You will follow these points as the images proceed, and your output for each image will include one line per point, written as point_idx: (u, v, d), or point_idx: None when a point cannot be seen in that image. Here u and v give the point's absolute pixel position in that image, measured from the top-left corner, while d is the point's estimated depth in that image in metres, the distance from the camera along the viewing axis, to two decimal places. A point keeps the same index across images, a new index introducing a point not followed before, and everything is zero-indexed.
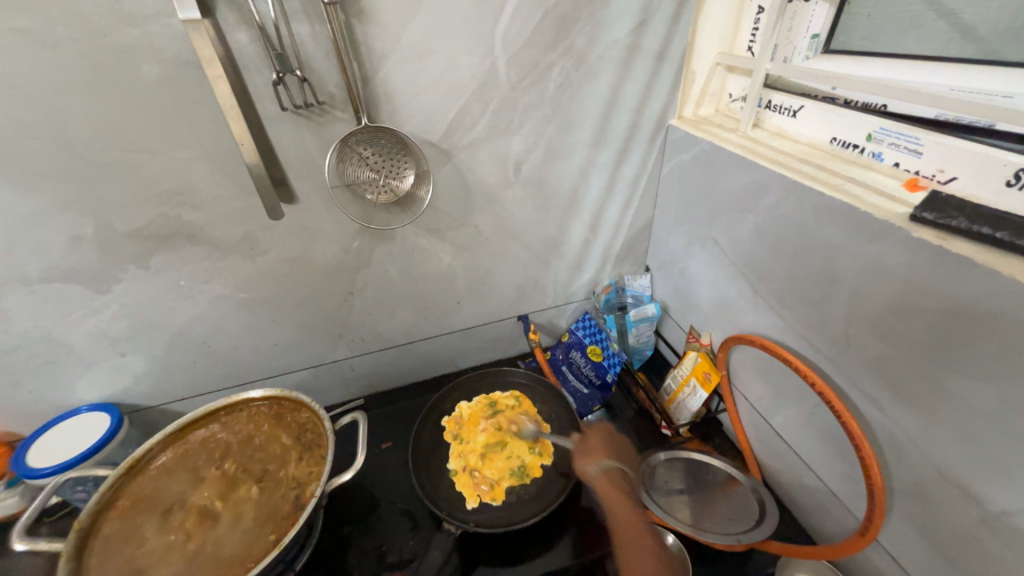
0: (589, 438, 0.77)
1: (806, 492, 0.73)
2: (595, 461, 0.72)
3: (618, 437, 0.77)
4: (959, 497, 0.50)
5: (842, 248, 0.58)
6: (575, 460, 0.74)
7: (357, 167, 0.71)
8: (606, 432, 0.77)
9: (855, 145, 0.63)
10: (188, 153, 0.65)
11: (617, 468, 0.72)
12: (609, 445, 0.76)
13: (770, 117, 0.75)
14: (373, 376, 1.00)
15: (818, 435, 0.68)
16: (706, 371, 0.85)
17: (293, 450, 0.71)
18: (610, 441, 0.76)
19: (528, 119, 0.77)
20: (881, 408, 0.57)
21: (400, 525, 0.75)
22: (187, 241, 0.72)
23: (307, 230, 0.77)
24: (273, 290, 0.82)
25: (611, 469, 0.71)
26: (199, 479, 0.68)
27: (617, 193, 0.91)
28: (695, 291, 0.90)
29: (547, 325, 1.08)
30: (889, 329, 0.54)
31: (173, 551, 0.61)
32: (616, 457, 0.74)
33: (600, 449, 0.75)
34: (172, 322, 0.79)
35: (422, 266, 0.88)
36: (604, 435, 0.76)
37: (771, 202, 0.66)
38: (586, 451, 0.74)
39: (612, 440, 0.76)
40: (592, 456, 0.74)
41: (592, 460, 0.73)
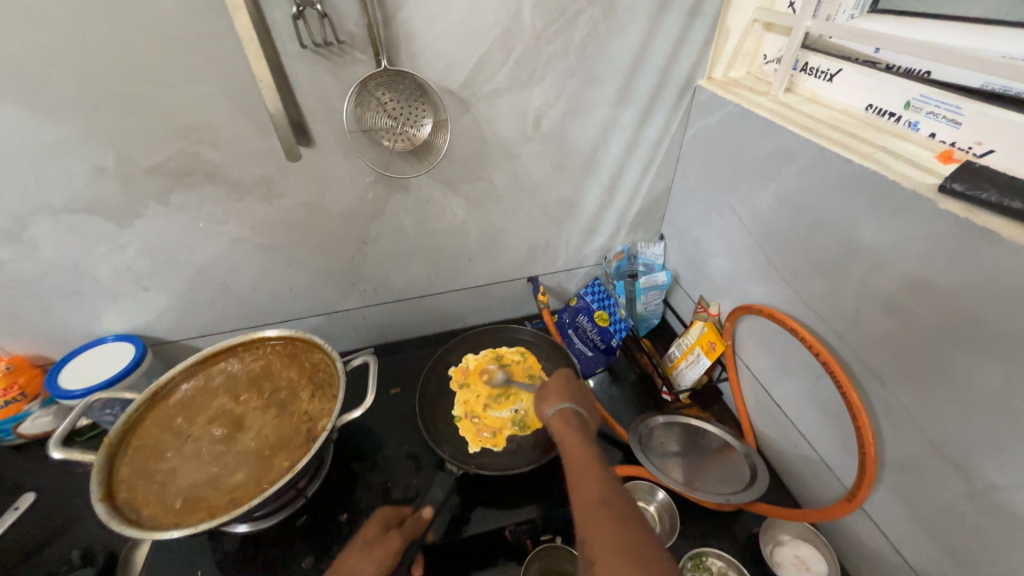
0: (548, 382, 0.74)
1: (798, 461, 0.75)
2: (551, 404, 0.69)
3: (570, 381, 0.73)
4: (949, 469, 0.51)
5: (864, 220, 0.56)
6: (536, 405, 0.71)
7: (375, 113, 0.71)
8: (564, 376, 0.74)
9: (891, 113, 0.61)
10: (207, 88, 0.65)
11: (571, 408, 0.68)
12: (566, 387, 0.72)
13: (804, 81, 0.72)
14: (383, 327, 1.02)
15: (817, 406, 0.69)
16: (712, 341, 0.84)
17: (306, 387, 0.74)
18: (559, 384, 0.73)
19: (551, 71, 0.75)
20: (883, 381, 0.57)
21: (404, 464, 0.79)
22: (207, 180, 0.73)
23: (323, 175, 0.77)
24: (289, 235, 0.83)
25: (566, 409, 0.68)
26: (218, 408, 0.72)
27: (637, 156, 0.89)
28: (708, 261, 0.89)
29: (557, 288, 1.09)
30: (901, 303, 0.53)
31: (195, 470, 0.66)
32: (573, 398, 0.70)
33: (555, 392, 0.71)
34: (192, 260, 0.81)
35: (436, 220, 0.88)
36: (559, 380, 0.73)
37: (795, 170, 0.65)
38: (544, 396, 0.72)
39: (563, 381, 0.73)
40: (548, 399, 0.71)
41: (548, 404, 0.70)
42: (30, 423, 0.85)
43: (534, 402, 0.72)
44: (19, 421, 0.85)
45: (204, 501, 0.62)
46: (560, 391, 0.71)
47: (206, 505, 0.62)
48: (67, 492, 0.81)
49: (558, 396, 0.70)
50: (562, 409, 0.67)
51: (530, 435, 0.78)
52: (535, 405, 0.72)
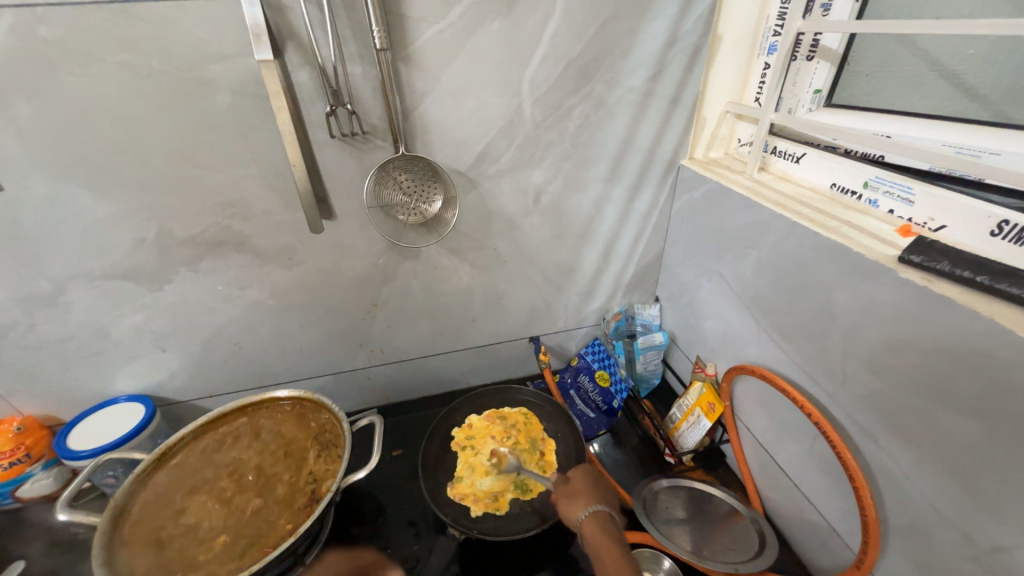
0: (575, 480, 0.70)
1: (807, 528, 0.74)
2: (582, 507, 0.65)
3: (597, 475, 0.70)
4: (951, 532, 0.52)
5: (838, 286, 0.61)
6: (564, 508, 0.66)
7: (391, 190, 0.79)
8: (594, 475, 0.71)
9: (853, 191, 0.68)
10: (245, 171, 0.73)
11: (604, 509, 0.64)
12: (596, 486, 0.69)
13: (775, 162, 0.81)
14: (387, 387, 1.04)
15: (817, 468, 0.69)
16: (711, 401, 0.86)
17: (313, 447, 0.75)
18: (590, 484, 0.69)
19: (549, 154, 0.84)
20: (877, 441, 0.59)
21: (405, 531, 0.77)
22: (234, 249, 0.80)
23: (341, 244, 0.84)
24: (305, 298, 0.88)
25: (599, 514, 0.63)
26: (223, 468, 0.73)
27: (630, 225, 0.97)
28: (702, 323, 0.93)
29: (558, 348, 1.12)
30: (881, 363, 0.57)
31: (196, 533, 0.65)
32: (604, 501, 0.66)
33: (584, 492, 0.67)
34: (211, 322, 0.86)
35: (443, 283, 0.93)
36: (588, 478, 0.70)
37: (772, 240, 0.71)
38: (571, 497, 0.67)
39: (594, 479, 0.70)
40: (578, 501, 0.66)
41: (578, 506, 0.65)
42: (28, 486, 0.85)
43: (562, 502, 0.67)
44: (18, 484, 0.84)
45: (204, 565, 0.62)
46: (587, 491, 0.68)
47: (205, 570, 0.61)
48: (59, 561, 0.79)
49: (589, 497, 0.67)
50: (597, 512, 0.63)
51: (534, 498, 0.77)
52: (563, 506, 0.67)
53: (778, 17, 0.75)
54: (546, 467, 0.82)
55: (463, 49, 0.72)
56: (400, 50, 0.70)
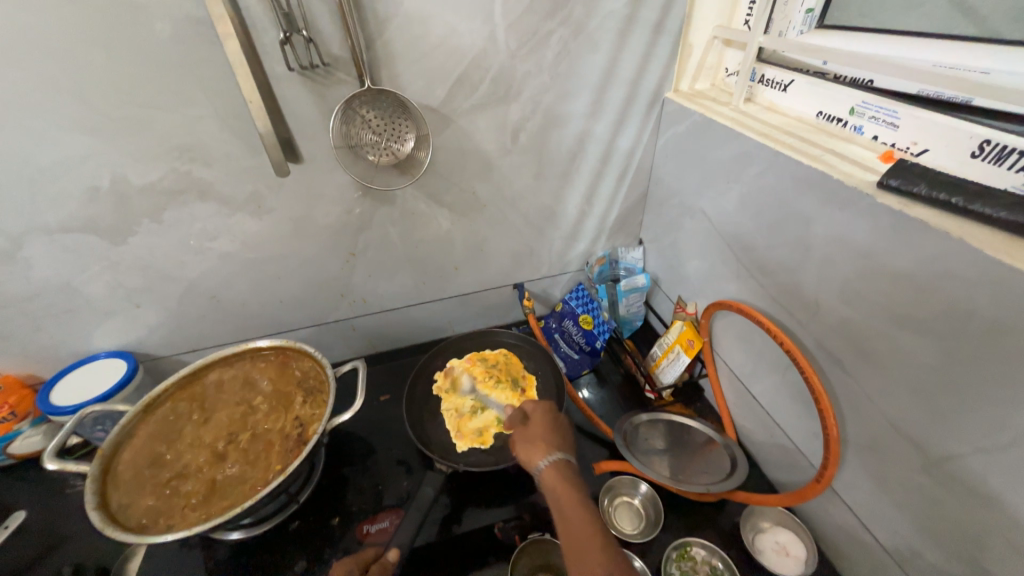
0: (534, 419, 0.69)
1: (776, 451, 0.78)
2: (542, 453, 0.63)
3: (555, 419, 0.69)
4: (906, 446, 0.55)
5: (816, 217, 0.61)
6: (523, 454, 0.65)
7: (360, 129, 0.74)
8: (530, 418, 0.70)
9: (839, 118, 0.66)
10: (199, 111, 0.68)
11: (563, 456, 0.63)
12: (553, 428, 0.67)
13: (762, 92, 0.77)
14: (373, 337, 1.05)
15: (788, 396, 0.72)
16: (690, 337, 0.88)
17: (297, 394, 0.76)
18: (539, 428, 0.67)
19: (527, 87, 0.79)
20: (845, 367, 0.61)
21: (395, 469, 0.80)
22: (198, 197, 0.76)
23: (311, 190, 0.80)
24: (279, 248, 0.85)
25: (559, 461, 0.62)
26: (210, 417, 0.74)
27: (613, 165, 0.94)
28: (684, 263, 0.93)
29: (542, 294, 1.12)
30: (853, 292, 0.57)
31: (187, 477, 0.67)
32: (564, 447, 0.65)
33: (542, 438, 0.65)
34: (183, 275, 0.84)
35: (422, 231, 0.91)
36: (545, 423, 0.68)
37: (755, 173, 0.69)
38: (531, 441, 0.66)
39: (554, 423, 0.68)
40: (536, 446, 0.65)
41: (534, 455, 0.64)
42: (20, 442, 0.86)
43: (519, 448, 0.66)
44: (8, 441, 0.85)
45: (197, 506, 0.64)
46: (547, 435, 0.66)
47: (197, 509, 0.64)
48: (60, 510, 0.82)
49: (549, 441, 0.65)
50: (552, 459, 0.62)
51: None
52: (522, 449, 0.66)
53: None
54: (526, 401, 0.85)
55: None
56: None
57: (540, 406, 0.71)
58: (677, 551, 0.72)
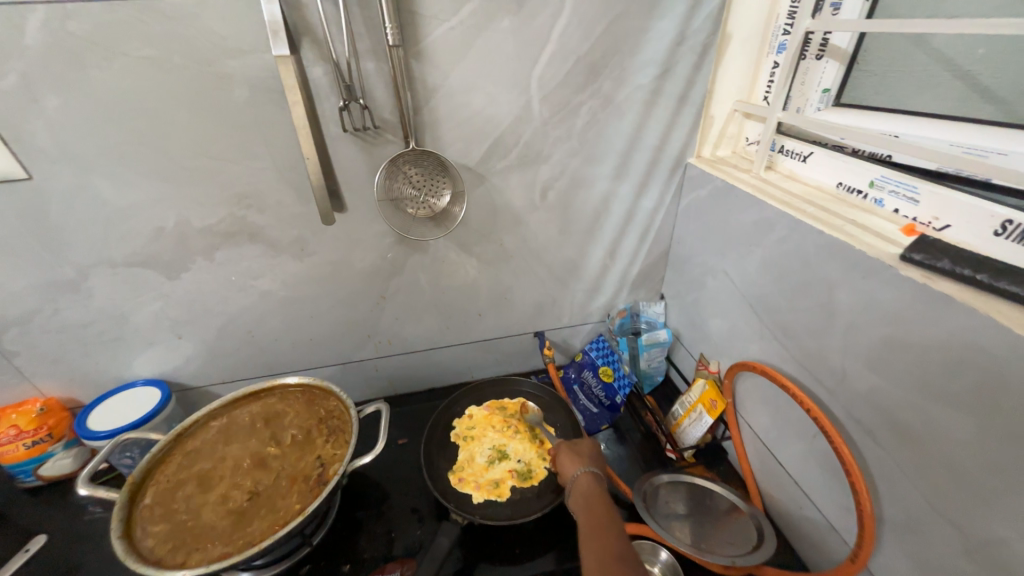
0: (583, 444, 0.77)
1: (805, 525, 0.74)
2: (580, 466, 0.70)
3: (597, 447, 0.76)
4: (946, 528, 0.52)
5: (839, 284, 0.62)
6: (562, 466, 0.73)
7: (402, 184, 0.81)
8: (579, 446, 0.76)
9: (859, 190, 0.68)
10: (260, 163, 0.76)
11: (597, 471, 0.70)
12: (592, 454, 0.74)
13: (782, 161, 0.81)
14: (394, 378, 1.06)
15: (816, 465, 0.70)
16: (713, 398, 0.87)
17: (321, 433, 0.78)
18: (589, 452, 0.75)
19: (557, 150, 0.85)
20: (877, 439, 0.59)
21: (408, 517, 0.79)
22: (248, 239, 0.82)
23: (351, 236, 0.86)
24: (314, 288, 0.90)
25: (593, 471, 0.69)
26: (234, 450, 0.76)
27: (636, 222, 0.97)
28: (706, 320, 0.94)
29: (562, 343, 1.13)
30: (882, 361, 0.57)
31: (207, 509, 0.68)
32: (598, 465, 0.72)
33: (585, 455, 0.73)
34: (224, 310, 0.89)
35: (449, 277, 0.95)
36: (587, 448, 0.75)
37: (776, 238, 0.71)
38: (569, 457, 0.73)
39: (596, 450, 0.75)
40: (578, 459, 0.72)
41: (571, 467, 0.71)
42: (50, 465, 0.88)
43: (560, 460, 0.73)
44: (40, 463, 0.88)
45: (214, 541, 0.64)
46: (588, 457, 0.74)
47: (216, 545, 0.64)
48: (78, 535, 0.83)
49: (586, 461, 0.72)
50: (586, 471, 0.69)
51: (534, 485, 0.79)
52: (564, 460, 0.73)
53: (788, 16, 0.75)
54: (545, 454, 0.84)
55: (474, 47, 0.73)
56: (411, 47, 0.71)
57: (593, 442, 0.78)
58: None
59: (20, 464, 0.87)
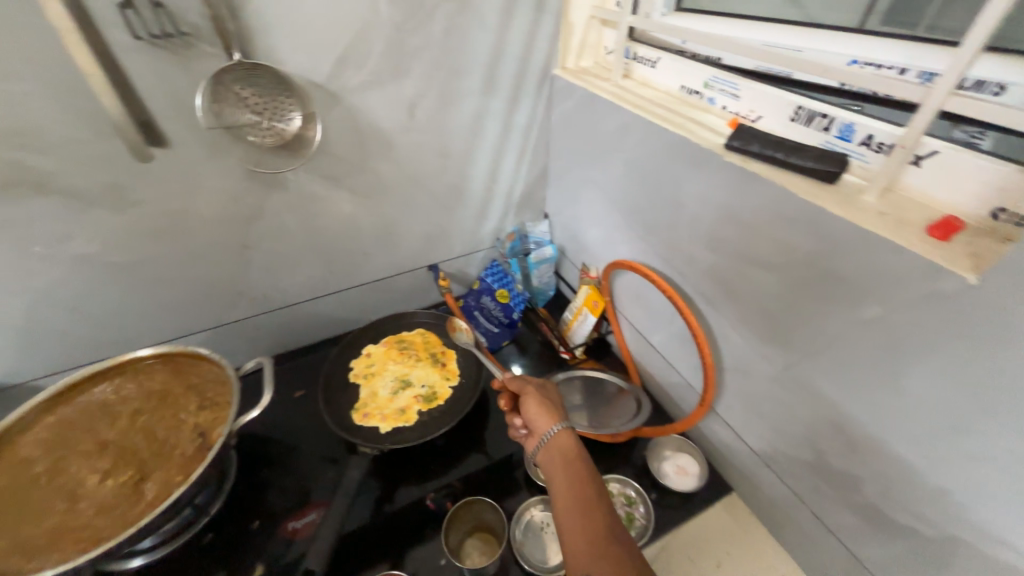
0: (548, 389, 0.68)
1: (671, 389, 0.89)
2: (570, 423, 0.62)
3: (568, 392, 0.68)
4: (762, 362, 0.66)
5: (683, 178, 0.69)
6: (534, 415, 0.64)
7: (234, 108, 0.68)
8: (541, 392, 0.67)
9: (696, 91, 0.75)
10: (22, 87, 0.58)
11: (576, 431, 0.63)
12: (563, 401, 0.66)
13: (637, 68, 0.85)
14: (281, 334, 0.98)
15: (677, 338, 0.83)
16: (594, 299, 0.95)
17: (194, 401, 0.70)
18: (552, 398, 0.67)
19: (417, 62, 0.79)
20: (716, 305, 0.71)
21: (318, 463, 0.78)
22: (36, 191, 0.64)
23: (185, 176, 0.72)
24: (152, 245, 0.76)
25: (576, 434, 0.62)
26: (82, 442, 0.65)
27: (512, 141, 0.97)
28: (585, 231, 1.00)
29: (457, 274, 1.13)
30: (717, 241, 0.67)
31: (60, 510, 0.59)
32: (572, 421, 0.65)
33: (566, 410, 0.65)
34: (28, 286, 0.71)
35: (322, 216, 0.87)
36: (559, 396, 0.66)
37: (634, 142, 0.77)
38: (543, 408, 0.64)
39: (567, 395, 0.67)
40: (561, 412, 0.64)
41: (546, 421, 0.63)
42: None
43: (532, 409, 0.64)
44: None
45: (80, 539, 0.57)
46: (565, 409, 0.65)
47: (88, 537, 0.57)
48: None
49: (560, 414, 0.64)
50: (566, 429, 0.60)
51: (441, 404, 0.82)
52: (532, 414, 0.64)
53: None
54: (448, 375, 0.87)
55: None
56: None
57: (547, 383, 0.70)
58: None
59: None
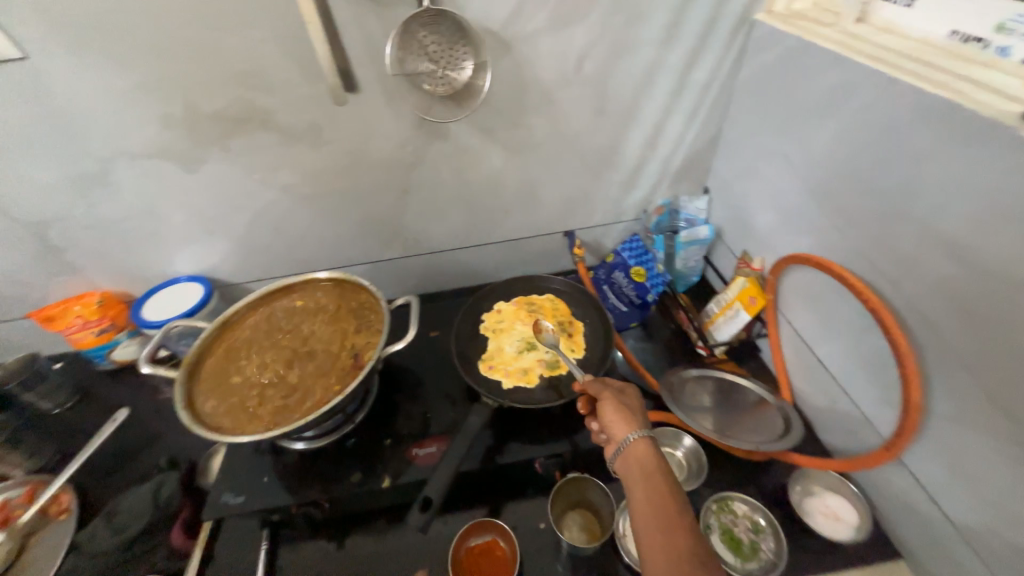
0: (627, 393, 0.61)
1: (837, 418, 0.74)
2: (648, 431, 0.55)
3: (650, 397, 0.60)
4: (1002, 418, 0.49)
5: (930, 157, 0.52)
6: (609, 421, 0.58)
7: (416, 57, 0.71)
8: (620, 396, 0.60)
9: (979, 38, 0.54)
10: (260, 33, 0.68)
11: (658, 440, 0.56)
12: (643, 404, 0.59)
13: (878, 10, 0.66)
14: (422, 278, 1.07)
15: (861, 360, 0.67)
16: (752, 295, 0.83)
17: (354, 324, 0.80)
18: (633, 403, 0.59)
19: (595, 7, 0.72)
20: (940, 331, 0.54)
21: (442, 401, 0.84)
22: (261, 127, 0.77)
23: (367, 121, 0.79)
24: (335, 182, 0.87)
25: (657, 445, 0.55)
26: (274, 339, 0.79)
27: (683, 101, 0.85)
28: (754, 214, 0.86)
29: (594, 244, 1.07)
30: (967, 247, 0.50)
31: (257, 389, 0.73)
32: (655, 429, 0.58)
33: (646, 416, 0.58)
34: (249, 207, 0.87)
35: (474, 170, 0.89)
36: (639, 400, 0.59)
37: (857, 106, 0.60)
38: (618, 412, 0.58)
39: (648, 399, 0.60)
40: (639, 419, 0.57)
41: (622, 429, 0.56)
42: (121, 350, 0.98)
43: (607, 414, 0.58)
44: (110, 349, 0.98)
45: (267, 416, 0.70)
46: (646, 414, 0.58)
47: (273, 416, 0.70)
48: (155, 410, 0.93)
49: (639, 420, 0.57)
50: (642, 439, 0.54)
51: (563, 374, 0.81)
52: (608, 420, 0.58)
53: None
54: (573, 346, 0.84)
55: None
56: None
57: (629, 386, 0.62)
58: (717, 504, 0.71)
59: (94, 350, 0.96)
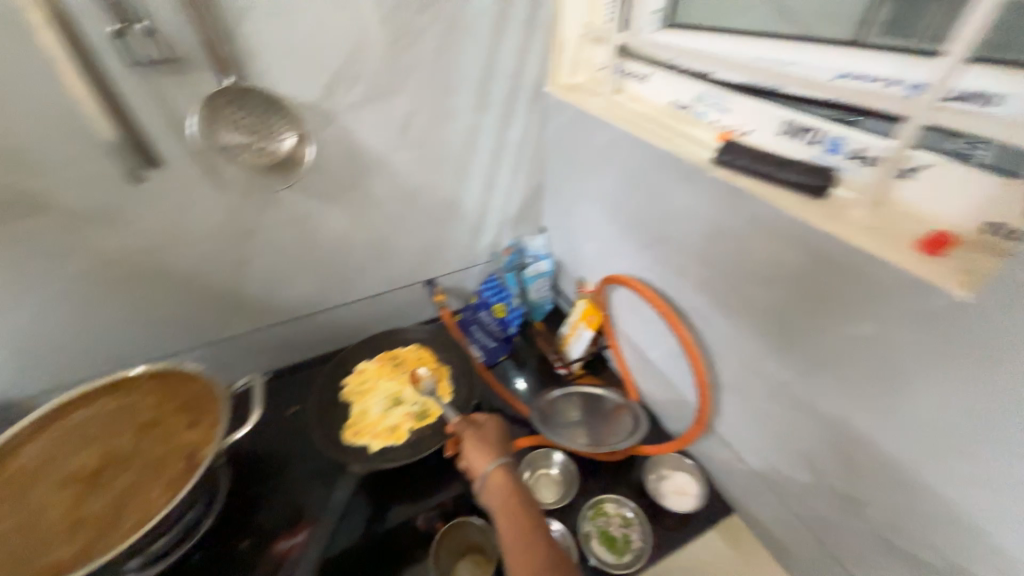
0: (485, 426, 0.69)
1: (670, 405, 0.88)
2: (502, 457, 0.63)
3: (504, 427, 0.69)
4: (758, 379, 0.65)
5: (674, 191, 0.69)
6: (471, 456, 0.65)
7: (227, 130, 0.70)
8: (479, 431, 0.68)
9: (687, 105, 0.74)
10: (21, 110, 0.60)
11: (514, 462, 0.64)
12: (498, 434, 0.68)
13: (628, 83, 0.84)
14: (278, 350, 0.99)
15: (673, 353, 0.81)
16: (592, 314, 0.95)
17: (185, 418, 0.70)
18: (490, 435, 0.68)
19: (409, 80, 0.80)
20: (711, 320, 0.70)
21: (309, 481, 0.78)
22: (35, 211, 0.66)
23: (181, 195, 0.73)
24: (148, 263, 0.77)
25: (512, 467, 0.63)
26: (76, 460, 0.66)
27: (506, 156, 0.97)
28: (580, 245, 1.00)
29: (455, 288, 1.12)
30: (710, 255, 0.66)
31: (52, 529, 0.59)
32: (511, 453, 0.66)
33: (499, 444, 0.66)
34: (27, 304, 0.72)
35: (317, 232, 0.88)
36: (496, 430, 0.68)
37: (625, 156, 0.76)
38: (477, 446, 0.66)
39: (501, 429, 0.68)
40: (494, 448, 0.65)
41: (481, 460, 0.64)
42: None
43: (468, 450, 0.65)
44: None
45: (68, 559, 0.57)
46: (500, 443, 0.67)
47: (77, 556, 0.57)
48: None
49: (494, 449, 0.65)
50: (497, 465, 0.62)
51: (432, 423, 0.81)
52: (469, 455, 0.66)
53: None
54: (440, 392, 0.85)
55: None
56: None
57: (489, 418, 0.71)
58: (592, 509, 0.78)
59: None
